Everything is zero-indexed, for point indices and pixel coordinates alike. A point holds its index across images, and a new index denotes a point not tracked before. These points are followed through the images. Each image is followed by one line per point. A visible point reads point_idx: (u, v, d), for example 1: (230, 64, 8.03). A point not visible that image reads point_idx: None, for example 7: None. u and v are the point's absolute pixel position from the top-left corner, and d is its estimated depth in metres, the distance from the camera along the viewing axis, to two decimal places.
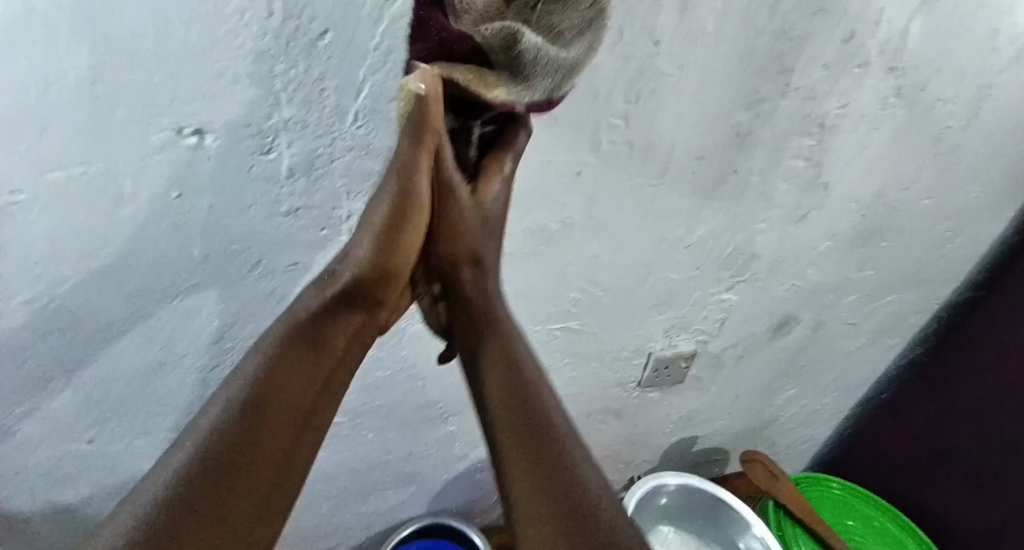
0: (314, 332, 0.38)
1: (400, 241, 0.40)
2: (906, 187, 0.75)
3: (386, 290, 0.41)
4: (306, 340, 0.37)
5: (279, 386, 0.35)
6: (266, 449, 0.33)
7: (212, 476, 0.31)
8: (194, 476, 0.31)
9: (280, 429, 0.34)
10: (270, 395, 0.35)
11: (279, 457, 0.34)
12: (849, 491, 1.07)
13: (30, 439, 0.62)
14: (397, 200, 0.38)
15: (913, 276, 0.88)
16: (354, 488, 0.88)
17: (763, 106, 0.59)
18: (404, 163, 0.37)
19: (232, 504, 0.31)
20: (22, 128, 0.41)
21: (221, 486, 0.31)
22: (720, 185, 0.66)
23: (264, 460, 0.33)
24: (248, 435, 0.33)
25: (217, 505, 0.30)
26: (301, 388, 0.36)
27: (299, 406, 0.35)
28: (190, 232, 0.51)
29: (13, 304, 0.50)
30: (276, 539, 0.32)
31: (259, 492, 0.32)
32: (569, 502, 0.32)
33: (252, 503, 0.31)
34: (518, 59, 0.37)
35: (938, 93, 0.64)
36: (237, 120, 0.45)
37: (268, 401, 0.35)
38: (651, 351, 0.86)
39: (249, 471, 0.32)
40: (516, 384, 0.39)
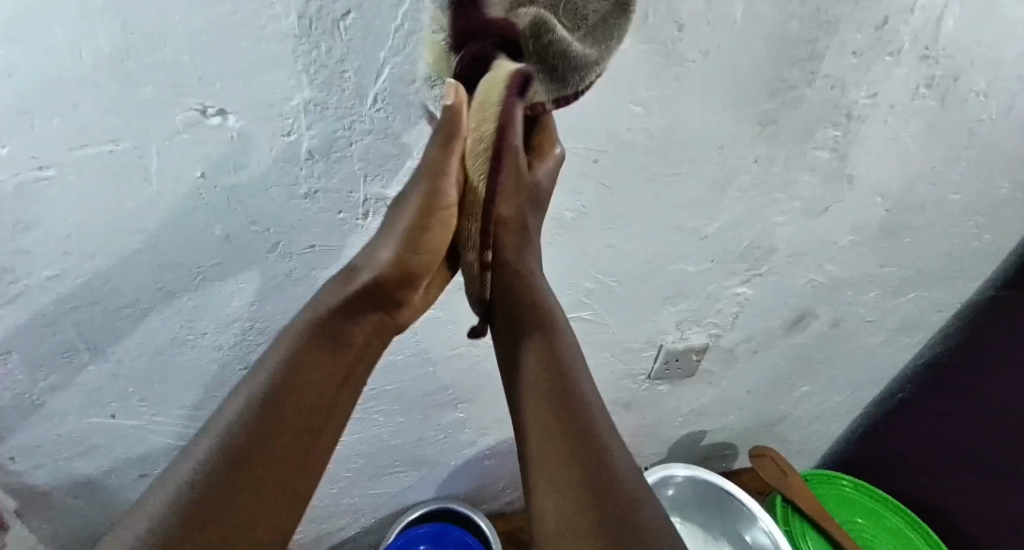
0: (335, 329, 0.41)
1: (425, 240, 0.42)
2: (933, 182, 0.73)
3: (408, 289, 0.44)
4: (326, 338, 0.41)
5: (299, 386, 0.39)
6: (286, 446, 0.38)
7: (229, 480, 0.35)
8: (212, 479, 0.35)
9: (293, 433, 0.38)
10: (286, 398, 0.38)
11: (293, 459, 0.38)
12: (858, 488, 1.06)
13: (51, 413, 0.63)
14: (424, 200, 0.41)
15: (936, 273, 0.87)
16: (364, 470, 0.89)
17: (789, 94, 0.58)
18: (436, 165, 0.41)
19: (252, 495, 0.35)
20: (52, 104, 0.42)
21: (236, 489, 0.35)
22: (740, 176, 0.65)
23: (284, 457, 0.37)
24: (263, 439, 0.37)
25: (236, 496, 0.35)
26: (318, 389, 0.40)
27: (316, 407, 0.39)
28: (212, 212, 0.51)
29: (40, 278, 0.51)
30: (290, 527, 0.37)
31: (276, 492, 0.37)
32: (601, 482, 0.38)
33: (267, 500, 0.36)
34: (550, 49, 0.39)
35: (972, 84, 0.62)
36: (260, 101, 0.46)
37: (284, 407, 0.38)
38: (663, 344, 0.85)
39: (262, 471, 0.36)
40: (553, 376, 0.43)
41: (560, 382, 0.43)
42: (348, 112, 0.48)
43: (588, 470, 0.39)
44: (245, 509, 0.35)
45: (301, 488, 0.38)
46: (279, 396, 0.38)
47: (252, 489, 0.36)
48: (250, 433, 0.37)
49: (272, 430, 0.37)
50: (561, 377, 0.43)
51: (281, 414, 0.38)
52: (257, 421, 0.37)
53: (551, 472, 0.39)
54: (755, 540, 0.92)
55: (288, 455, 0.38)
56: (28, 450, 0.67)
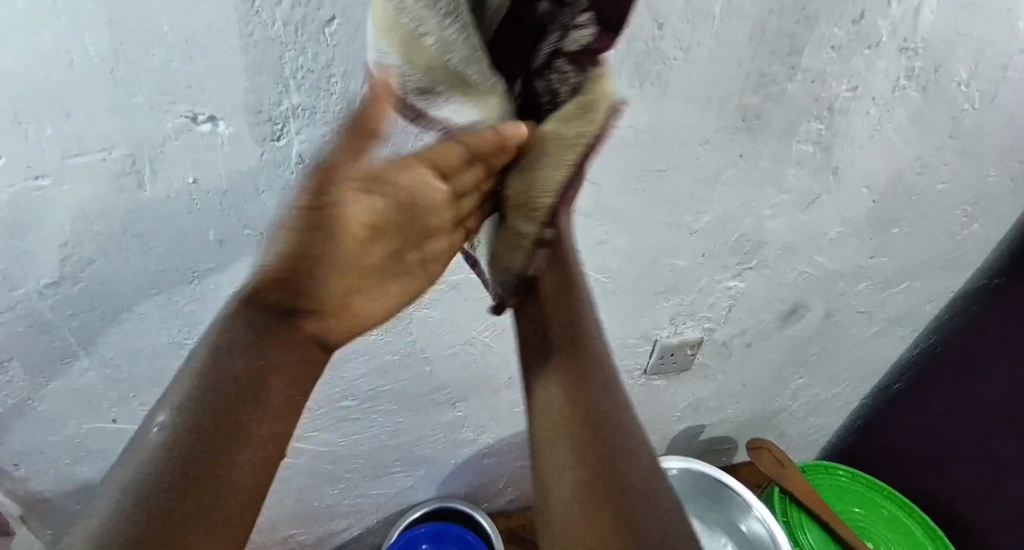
0: (270, 341, 0.37)
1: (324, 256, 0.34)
2: (920, 172, 0.74)
3: (313, 302, 0.36)
4: (268, 337, 0.37)
5: (273, 371, 0.37)
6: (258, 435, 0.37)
7: (201, 468, 0.33)
8: (182, 468, 0.33)
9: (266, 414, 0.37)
10: (249, 381, 0.36)
11: (268, 437, 0.37)
12: (853, 477, 1.07)
13: (53, 417, 0.64)
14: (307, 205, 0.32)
15: (926, 263, 0.88)
16: (364, 470, 0.90)
17: (773, 88, 0.59)
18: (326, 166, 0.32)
19: (218, 487, 0.34)
20: (48, 114, 0.43)
21: (206, 476, 0.34)
22: (726, 171, 0.66)
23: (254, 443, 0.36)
24: (235, 424, 0.35)
25: (202, 488, 0.33)
26: (289, 376, 0.38)
27: (291, 394, 0.38)
28: (205, 217, 0.52)
29: (39, 285, 0.52)
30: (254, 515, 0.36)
31: (256, 470, 0.36)
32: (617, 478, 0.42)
33: (247, 476, 0.36)
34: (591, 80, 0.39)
35: (953, 75, 0.63)
36: (249, 107, 0.46)
37: (246, 391, 0.36)
38: (658, 339, 0.86)
39: (235, 455, 0.35)
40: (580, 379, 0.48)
41: (576, 370, 0.48)
42: (337, 116, 0.49)
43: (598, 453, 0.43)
44: (222, 495, 0.34)
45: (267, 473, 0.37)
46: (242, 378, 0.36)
47: (229, 474, 0.35)
48: (212, 419, 0.35)
49: (239, 414, 0.36)
50: (581, 365, 0.48)
51: (253, 398, 0.36)
52: (217, 405, 0.35)
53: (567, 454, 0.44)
54: (750, 528, 0.93)
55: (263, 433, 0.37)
56: (32, 455, 0.68)
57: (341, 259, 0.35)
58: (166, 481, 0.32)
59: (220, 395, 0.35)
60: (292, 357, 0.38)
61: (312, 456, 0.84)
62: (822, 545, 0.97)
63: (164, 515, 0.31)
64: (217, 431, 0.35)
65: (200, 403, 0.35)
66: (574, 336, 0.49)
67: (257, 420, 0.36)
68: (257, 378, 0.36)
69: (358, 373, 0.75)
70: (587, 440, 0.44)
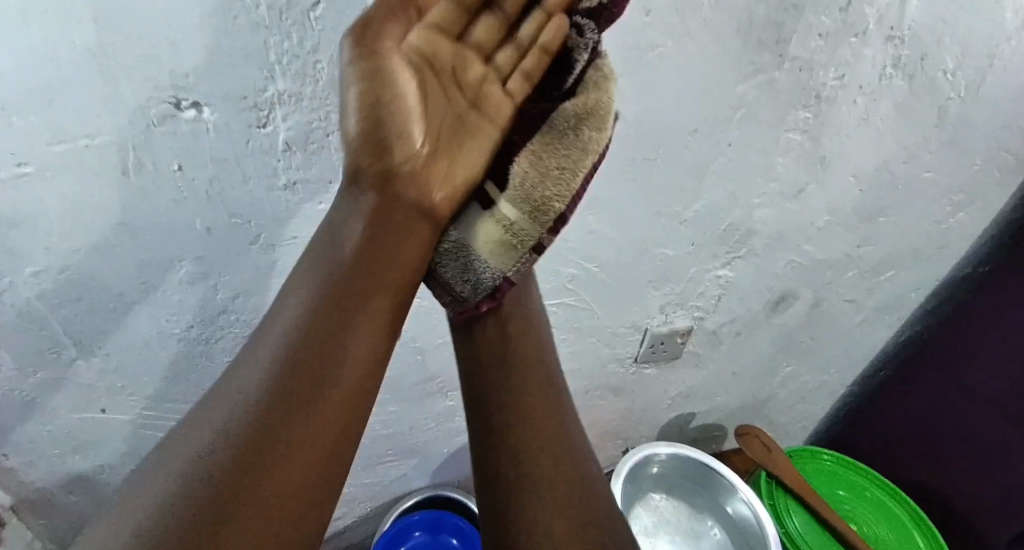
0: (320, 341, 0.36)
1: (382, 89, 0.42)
2: (907, 161, 0.74)
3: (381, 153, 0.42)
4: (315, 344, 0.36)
5: (320, 372, 0.35)
6: (309, 447, 0.33)
7: (239, 475, 0.31)
8: (222, 471, 0.31)
9: (313, 424, 0.34)
10: (301, 381, 0.34)
11: (319, 446, 0.33)
12: (838, 462, 1.08)
13: (42, 409, 0.64)
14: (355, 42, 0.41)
15: (914, 252, 0.89)
16: (357, 460, 0.90)
17: (760, 77, 0.59)
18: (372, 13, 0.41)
19: (264, 496, 0.31)
20: (30, 99, 0.42)
21: (238, 480, 0.31)
22: (715, 160, 0.66)
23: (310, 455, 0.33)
24: (279, 426, 0.33)
25: (246, 499, 0.31)
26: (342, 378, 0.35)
27: (344, 400, 0.35)
28: (192, 205, 0.52)
29: (25, 274, 0.52)
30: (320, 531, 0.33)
31: (293, 487, 0.32)
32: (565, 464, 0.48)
33: (284, 492, 0.32)
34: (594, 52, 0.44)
35: (939, 63, 0.63)
36: (234, 93, 0.46)
37: (296, 395, 0.34)
38: (648, 328, 0.87)
39: (277, 461, 0.32)
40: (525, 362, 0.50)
41: (532, 384, 0.50)
42: (323, 103, 0.48)
43: (558, 466, 0.48)
44: (258, 503, 0.31)
45: (328, 491, 0.33)
46: (294, 377, 0.34)
47: (262, 483, 0.31)
48: (255, 424, 0.33)
49: (281, 417, 0.33)
50: (535, 380, 0.50)
51: (301, 396, 0.34)
52: (263, 406, 0.33)
53: (532, 467, 0.47)
54: (736, 511, 0.94)
55: (308, 445, 0.33)
56: (22, 447, 0.67)
57: (386, 94, 0.42)
58: (199, 485, 0.30)
59: (267, 397, 0.33)
60: (353, 358, 0.36)
61: None
62: (808, 528, 0.98)
63: (200, 521, 0.29)
64: (258, 431, 0.32)
65: (248, 405, 0.33)
66: (527, 346, 0.51)
67: (304, 429, 0.33)
68: (307, 377, 0.34)
69: None
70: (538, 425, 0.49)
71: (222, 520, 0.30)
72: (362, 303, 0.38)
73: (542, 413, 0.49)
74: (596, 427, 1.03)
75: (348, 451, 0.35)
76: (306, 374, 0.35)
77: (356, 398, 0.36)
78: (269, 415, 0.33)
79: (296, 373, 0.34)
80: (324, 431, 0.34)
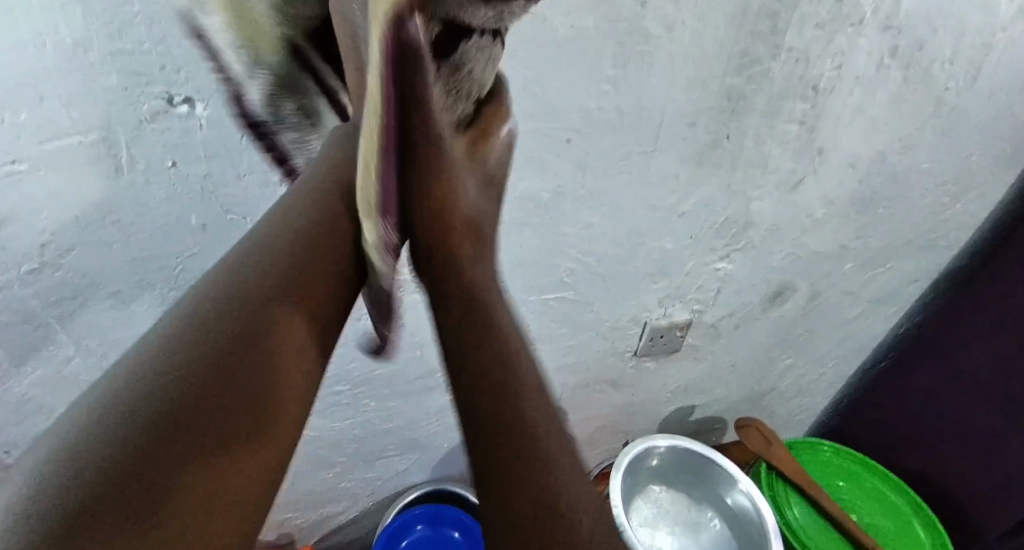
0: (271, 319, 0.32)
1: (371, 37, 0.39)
2: (904, 151, 0.74)
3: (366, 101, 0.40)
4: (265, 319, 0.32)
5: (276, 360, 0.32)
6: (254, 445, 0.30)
7: (179, 454, 0.26)
8: (160, 448, 0.26)
9: (254, 410, 0.30)
10: (245, 360, 0.30)
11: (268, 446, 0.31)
12: (837, 452, 1.08)
13: (40, 406, 0.64)
14: None
15: (912, 243, 0.88)
16: (358, 455, 0.90)
17: (756, 68, 0.59)
18: None
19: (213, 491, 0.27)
20: (21, 96, 0.42)
21: (173, 460, 0.26)
22: (713, 151, 0.66)
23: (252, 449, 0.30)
24: (230, 405, 0.29)
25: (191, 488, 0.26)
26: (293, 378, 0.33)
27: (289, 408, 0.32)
28: (186, 201, 0.52)
29: (19, 273, 0.52)
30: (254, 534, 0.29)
31: (236, 483, 0.28)
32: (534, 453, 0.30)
33: (226, 485, 0.28)
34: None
35: (937, 52, 0.63)
36: (227, 88, 0.46)
37: (240, 375, 0.30)
38: (647, 322, 0.87)
39: (228, 449, 0.28)
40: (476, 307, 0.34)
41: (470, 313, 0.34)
42: None
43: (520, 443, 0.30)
44: (199, 493, 0.27)
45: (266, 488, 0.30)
46: (234, 353, 0.30)
47: (201, 465, 0.27)
48: (195, 400, 0.28)
49: (235, 390, 0.29)
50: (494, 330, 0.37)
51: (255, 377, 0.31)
52: (205, 378, 0.29)
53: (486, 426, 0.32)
54: (735, 502, 0.95)
55: (254, 433, 0.30)
56: (21, 445, 0.67)
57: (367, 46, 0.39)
58: (124, 454, 0.25)
59: (213, 370, 0.29)
60: (301, 342, 0.34)
61: (303, 442, 0.84)
62: (807, 519, 0.98)
63: (126, 497, 0.24)
64: (188, 419, 0.27)
65: (184, 373, 0.28)
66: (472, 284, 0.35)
67: (245, 420, 0.30)
68: (252, 356, 0.31)
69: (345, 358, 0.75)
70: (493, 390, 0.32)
71: (175, 491, 0.26)
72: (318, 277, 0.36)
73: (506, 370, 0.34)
74: (596, 420, 1.03)
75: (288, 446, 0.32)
76: (245, 354, 0.31)
77: (302, 385, 0.34)
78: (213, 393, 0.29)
79: (241, 347, 0.31)
80: (265, 427, 0.31)
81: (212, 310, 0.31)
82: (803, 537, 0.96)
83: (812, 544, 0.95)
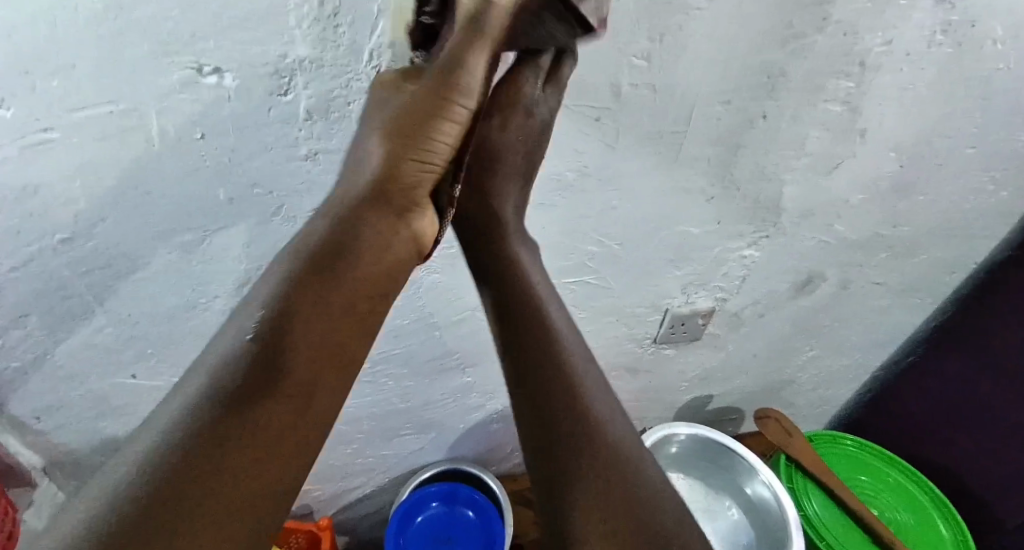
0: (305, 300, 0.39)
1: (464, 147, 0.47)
2: (948, 135, 0.71)
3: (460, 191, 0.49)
4: (308, 290, 0.39)
5: (306, 343, 0.38)
6: (297, 420, 0.37)
7: (178, 501, 0.31)
8: (197, 441, 0.33)
9: (249, 454, 0.34)
10: (252, 402, 0.35)
11: (299, 414, 0.37)
12: (860, 447, 1.06)
13: (69, 372, 0.65)
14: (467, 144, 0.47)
15: (948, 233, 0.86)
16: (376, 433, 0.91)
17: (799, 41, 0.57)
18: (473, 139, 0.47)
19: (242, 471, 0.34)
20: (54, 62, 0.42)
21: (210, 468, 0.33)
22: (747, 132, 0.64)
23: (295, 432, 0.36)
24: (262, 398, 0.36)
25: (224, 475, 0.33)
26: (326, 347, 0.39)
27: (328, 367, 0.39)
28: (213, 175, 0.52)
29: (53, 242, 0.52)
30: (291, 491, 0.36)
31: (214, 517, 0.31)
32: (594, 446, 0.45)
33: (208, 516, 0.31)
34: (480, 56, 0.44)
35: (989, 30, 0.60)
36: (255, 59, 0.46)
37: (232, 420, 0.34)
38: (668, 308, 0.85)
39: (257, 429, 0.35)
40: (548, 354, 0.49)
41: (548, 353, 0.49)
42: (343, 70, 0.48)
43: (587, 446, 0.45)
44: (229, 490, 0.33)
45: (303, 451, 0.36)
46: (237, 402, 0.35)
47: (232, 454, 0.33)
48: (227, 408, 0.34)
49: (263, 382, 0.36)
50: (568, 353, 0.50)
51: (277, 357, 0.37)
52: (236, 388, 0.35)
53: (579, 428, 0.46)
54: (755, 492, 0.94)
55: (275, 418, 0.36)
56: (52, 410, 0.68)
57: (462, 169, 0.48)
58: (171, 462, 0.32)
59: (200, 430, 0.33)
60: (307, 348, 0.38)
61: None
62: (827, 512, 0.97)
63: (147, 532, 0.30)
64: (225, 417, 0.34)
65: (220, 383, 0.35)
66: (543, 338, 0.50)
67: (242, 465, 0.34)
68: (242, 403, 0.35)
69: None
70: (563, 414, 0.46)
71: (210, 478, 0.32)
72: (309, 320, 0.39)
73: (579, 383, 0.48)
74: None
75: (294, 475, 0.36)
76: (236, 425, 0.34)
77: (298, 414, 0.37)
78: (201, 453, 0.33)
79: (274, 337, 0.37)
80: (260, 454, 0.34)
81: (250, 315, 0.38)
82: (825, 532, 0.95)
83: (835, 541, 0.94)
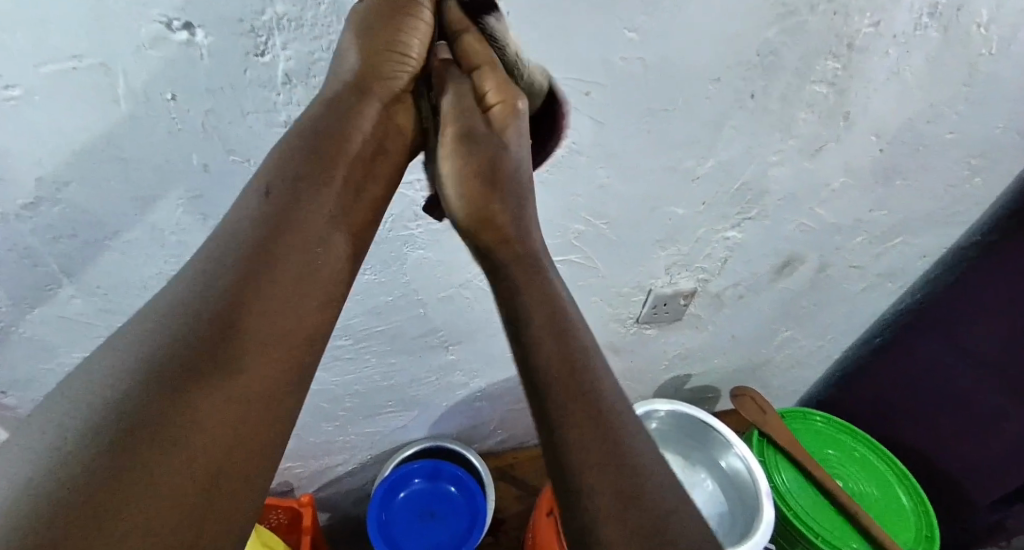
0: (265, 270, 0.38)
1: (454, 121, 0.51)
2: (931, 121, 0.71)
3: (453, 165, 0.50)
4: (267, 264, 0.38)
5: (273, 313, 0.37)
6: (257, 395, 0.34)
7: (170, 418, 0.30)
8: (146, 406, 0.30)
9: (209, 422, 0.32)
10: (207, 371, 0.33)
11: (256, 396, 0.34)
12: (829, 422, 1.08)
13: (36, 342, 0.63)
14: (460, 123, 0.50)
15: (927, 218, 0.87)
16: (357, 411, 0.90)
17: (790, 20, 0.56)
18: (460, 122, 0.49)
19: (212, 439, 0.31)
20: (17, 15, 0.40)
21: (164, 440, 0.30)
22: (736, 111, 0.63)
23: (259, 405, 0.34)
24: (213, 366, 0.33)
25: (188, 442, 0.30)
26: (291, 324, 0.38)
27: (289, 354, 0.37)
28: (186, 139, 0.50)
29: (17, 207, 0.50)
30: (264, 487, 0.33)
31: (213, 434, 0.31)
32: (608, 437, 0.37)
33: (201, 444, 0.31)
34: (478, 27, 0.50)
35: (976, 14, 0.60)
36: (230, 17, 0.43)
37: (215, 377, 0.33)
38: (652, 288, 0.85)
39: (218, 397, 0.32)
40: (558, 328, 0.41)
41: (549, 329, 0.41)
42: (324, 31, 0.46)
43: (601, 425, 0.37)
44: (201, 448, 0.31)
45: (273, 433, 0.34)
46: (204, 366, 0.33)
47: (204, 416, 0.32)
48: (189, 372, 0.32)
49: (228, 355, 0.34)
50: (582, 359, 0.40)
51: (237, 326, 0.35)
52: (199, 351, 0.33)
53: (580, 412, 0.38)
54: (730, 465, 0.95)
55: (247, 396, 0.34)
56: (19, 382, 0.66)
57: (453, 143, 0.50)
58: (116, 432, 0.29)
59: (179, 368, 0.32)
60: (273, 324, 0.37)
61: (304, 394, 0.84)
62: (795, 484, 0.98)
63: (114, 478, 0.27)
64: (186, 384, 0.32)
65: (173, 350, 0.32)
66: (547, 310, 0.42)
67: (214, 414, 0.32)
68: (218, 351, 0.34)
69: (349, 313, 0.74)
70: (567, 390, 0.38)
71: (159, 456, 0.29)
72: (266, 302, 0.37)
73: (583, 379, 0.39)
74: None
75: (274, 452, 0.34)
76: (213, 367, 0.33)
77: (262, 389, 0.35)
78: (192, 391, 0.32)
79: (239, 308, 0.36)
80: (235, 418, 0.33)
81: (205, 286, 0.36)
82: (792, 501, 0.96)
83: (800, 509, 0.95)
